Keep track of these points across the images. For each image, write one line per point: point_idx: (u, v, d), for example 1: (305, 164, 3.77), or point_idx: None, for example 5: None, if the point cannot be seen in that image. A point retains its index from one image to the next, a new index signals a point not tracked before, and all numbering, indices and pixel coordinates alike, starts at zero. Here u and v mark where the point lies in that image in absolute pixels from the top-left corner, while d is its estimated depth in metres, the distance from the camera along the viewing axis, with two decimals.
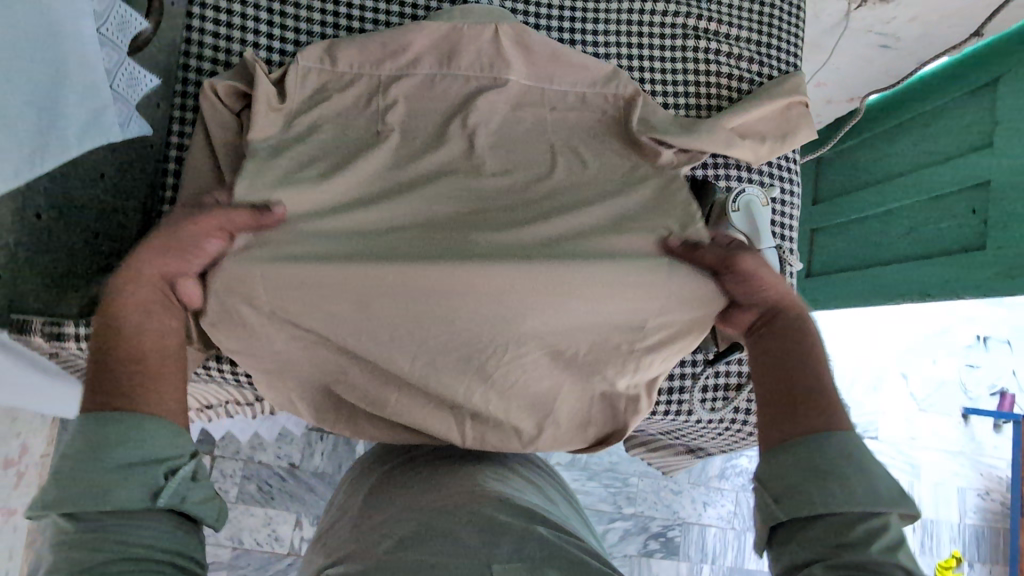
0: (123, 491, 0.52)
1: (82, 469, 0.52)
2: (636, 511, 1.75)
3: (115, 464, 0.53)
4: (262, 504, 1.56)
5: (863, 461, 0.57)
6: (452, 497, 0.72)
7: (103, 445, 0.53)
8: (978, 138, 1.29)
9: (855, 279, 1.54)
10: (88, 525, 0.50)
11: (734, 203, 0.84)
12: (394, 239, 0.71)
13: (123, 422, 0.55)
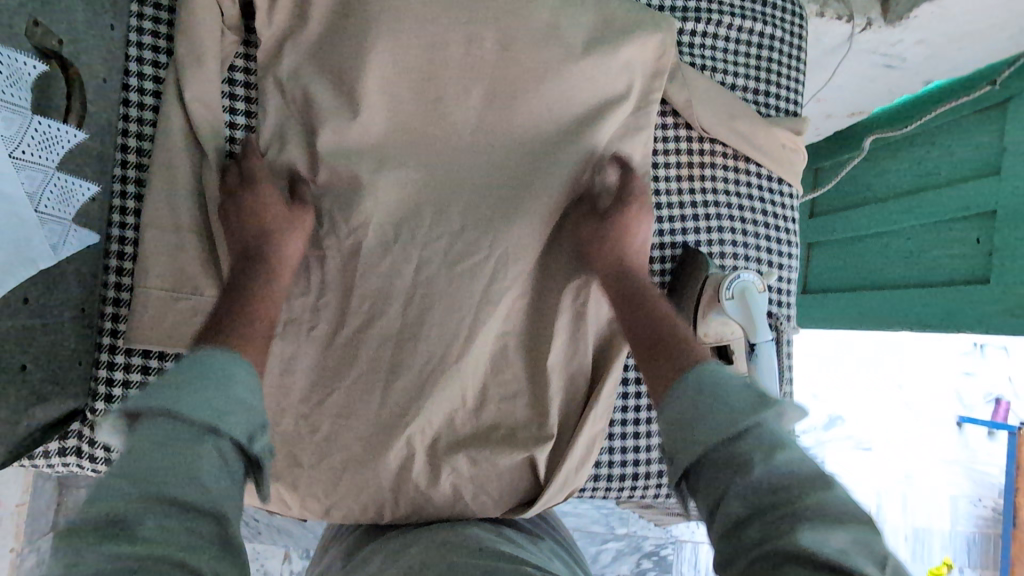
0: (195, 466, 0.49)
1: (142, 453, 0.48)
2: (629, 531, 1.73)
3: (183, 426, 0.50)
4: (249, 539, 1.54)
5: (717, 389, 0.58)
6: (436, 553, 0.64)
7: (207, 376, 0.54)
8: (984, 163, 1.23)
9: (852, 301, 1.49)
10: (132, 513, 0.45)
11: (728, 291, 0.73)
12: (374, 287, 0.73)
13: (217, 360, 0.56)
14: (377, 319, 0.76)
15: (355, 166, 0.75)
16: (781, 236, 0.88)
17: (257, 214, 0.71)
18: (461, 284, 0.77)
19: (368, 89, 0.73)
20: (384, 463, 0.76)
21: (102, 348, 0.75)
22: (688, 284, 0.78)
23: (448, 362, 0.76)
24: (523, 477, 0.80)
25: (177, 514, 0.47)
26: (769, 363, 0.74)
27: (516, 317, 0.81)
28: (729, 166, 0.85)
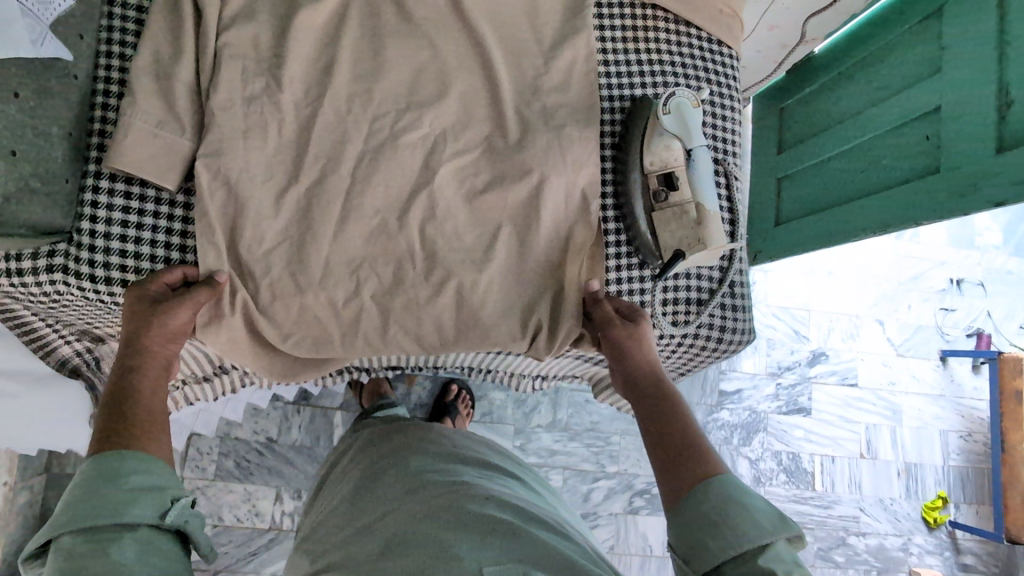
0: (130, 518, 0.54)
1: (88, 499, 0.54)
2: (620, 469, 1.75)
3: (121, 495, 0.55)
4: (240, 480, 1.55)
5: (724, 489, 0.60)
6: (437, 495, 0.79)
7: (112, 483, 0.56)
8: (929, 67, 1.30)
9: (820, 221, 1.53)
10: (76, 562, 0.52)
11: (664, 105, 0.76)
12: (333, 131, 0.75)
13: (127, 459, 0.58)
14: (337, 163, 0.74)
15: (311, 16, 0.75)
16: (724, 98, 0.90)
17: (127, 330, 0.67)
18: (418, 130, 0.77)
19: None
20: (348, 309, 0.75)
21: (87, 173, 0.70)
22: (636, 121, 0.82)
23: (408, 208, 0.76)
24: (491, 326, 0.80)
25: (120, 558, 0.53)
26: (706, 169, 0.79)
27: (483, 168, 0.79)
28: (672, 33, 0.89)
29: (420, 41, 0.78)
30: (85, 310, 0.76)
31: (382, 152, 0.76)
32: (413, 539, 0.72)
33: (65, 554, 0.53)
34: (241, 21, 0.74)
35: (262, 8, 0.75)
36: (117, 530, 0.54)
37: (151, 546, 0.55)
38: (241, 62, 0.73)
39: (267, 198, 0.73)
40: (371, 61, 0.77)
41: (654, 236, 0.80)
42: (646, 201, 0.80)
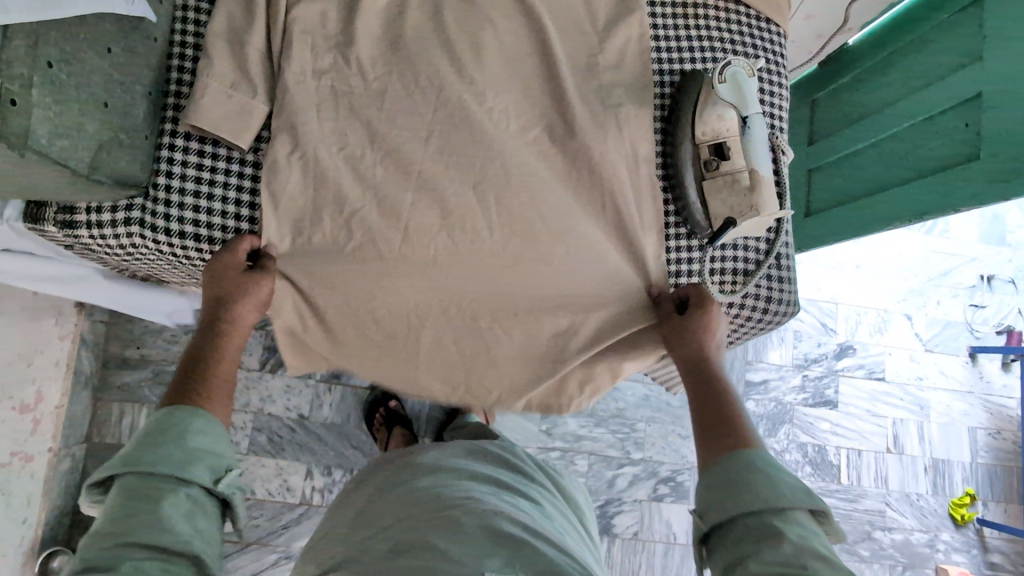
0: (187, 476, 0.59)
1: (157, 447, 0.60)
2: (644, 456, 1.76)
3: (185, 453, 0.60)
4: (273, 455, 1.58)
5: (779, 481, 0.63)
6: (445, 508, 0.78)
7: (176, 441, 0.61)
8: (969, 55, 1.30)
9: (854, 210, 1.53)
10: (137, 497, 0.56)
11: (719, 75, 0.77)
12: (396, 100, 0.77)
13: (195, 419, 0.64)
14: (398, 129, 0.77)
15: None
16: (772, 74, 0.92)
17: (216, 297, 0.74)
18: (476, 97, 0.78)
19: None
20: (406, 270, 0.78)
21: (164, 132, 0.73)
22: (688, 92, 0.83)
23: (465, 173, 0.79)
24: (541, 291, 0.82)
25: (170, 508, 0.57)
26: (760, 139, 0.80)
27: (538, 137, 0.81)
28: (722, 10, 0.91)
29: (480, 15, 0.80)
30: (152, 263, 0.79)
31: (443, 119, 0.78)
32: (420, 548, 0.72)
33: (126, 491, 0.57)
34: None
35: None
36: (172, 483, 0.58)
37: (197, 508, 0.59)
38: (309, 32, 0.76)
39: (333, 161, 0.75)
40: (431, 31, 0.79)
41: (704, 204, 0.82)
42: (696, 170, 0.82)
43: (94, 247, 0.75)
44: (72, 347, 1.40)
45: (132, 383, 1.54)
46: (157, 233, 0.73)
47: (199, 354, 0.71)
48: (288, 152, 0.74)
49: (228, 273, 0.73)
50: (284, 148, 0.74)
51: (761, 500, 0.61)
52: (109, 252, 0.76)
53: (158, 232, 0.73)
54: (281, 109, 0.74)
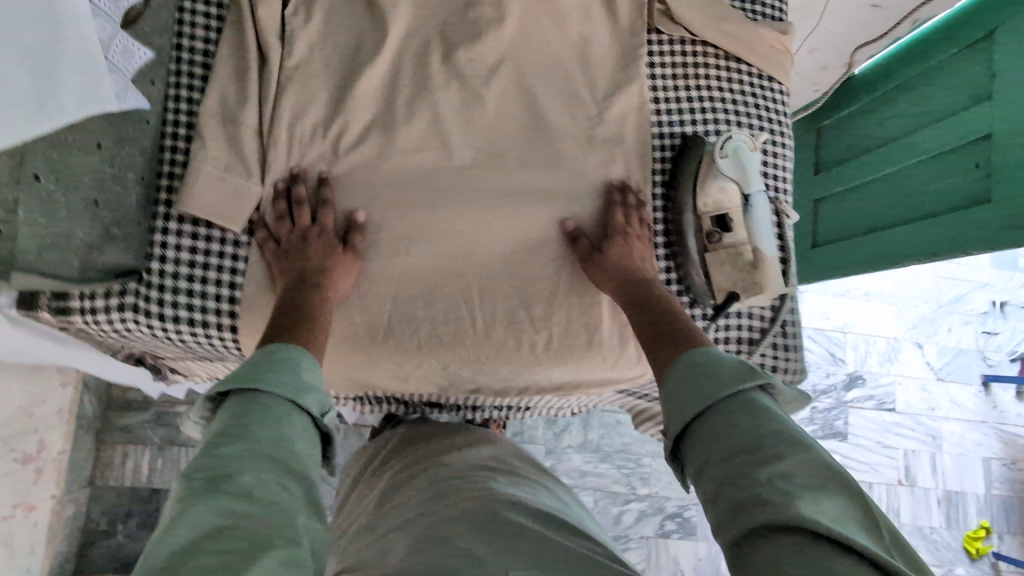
0: (301, 400, 0.57)
1: (273, 371, 0.58)
2: (650, 491, 1.74)
3: (298, 381, 0.58)
4: None
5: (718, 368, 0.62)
6: (465, 499, 0.74)
7: (289, 368, 0.59)
8: (978, 93, 1.27)
9: (861, 245, 1.51)
10: (249, 411, 0.54)
11: (722, 150, 0.77)
12: (392, 181, 0.78)
13: (296, 354, 0.61)
14: (393, 211, 0.77)
15: (369, 69, 0.78)
16: (775, 133, 0.90)
17: (300, 262, 0.71)
18: (467, 182, 0.80)
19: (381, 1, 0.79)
20: (402, 351, 0.77)
21: (156, 215, 0.72)
22: (690, 159, 0.81)
23: (461, 251, 0.78)
24: (539, 368, 0.80)
25: (290, 432, 0.54)
26: (764, 214, 0.79)
27: (530, 216, 0.81)
28: (723, 69, 0.89)
29: (470, 99, 0.81)
30: (146, 343, 0.78)
31: (435, 204, 0.78)
32: (455, 534, 0.67)
33: (236, 407, 0.54)
34: (301, 80, 0.77)
35: (321, 61, 0.78)
36: (283, 404, 0.56)
37: (303, 434, 0.56)
38: (301, 116, 0.76)
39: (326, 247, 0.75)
40: (422, 116, 0.80)
41: (706, 277, 0.80)
42: (698, 240, 0.80)
43: (88, 331, 0.75)
44: (74, 394, 1.39)
45: (133, 424, 1.50)
46: (151, 319, 0.71)
47: (294, 303, 0.68)
48: (282, 235, 0.74)
49: (325, 250, 0.72)
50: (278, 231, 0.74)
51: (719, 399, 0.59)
52: (103, 334, 0.75)
53: (152, 318, 0.71)
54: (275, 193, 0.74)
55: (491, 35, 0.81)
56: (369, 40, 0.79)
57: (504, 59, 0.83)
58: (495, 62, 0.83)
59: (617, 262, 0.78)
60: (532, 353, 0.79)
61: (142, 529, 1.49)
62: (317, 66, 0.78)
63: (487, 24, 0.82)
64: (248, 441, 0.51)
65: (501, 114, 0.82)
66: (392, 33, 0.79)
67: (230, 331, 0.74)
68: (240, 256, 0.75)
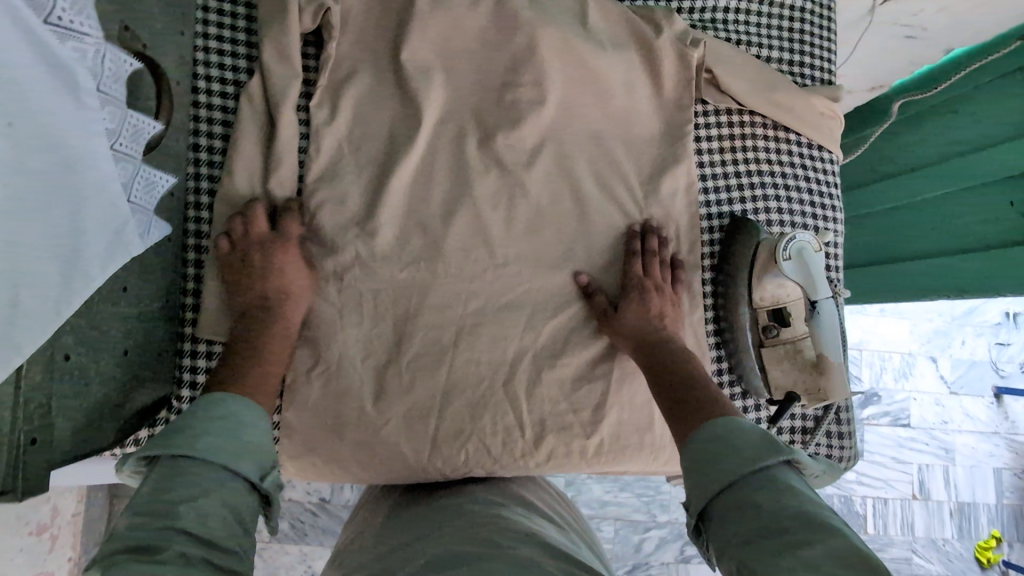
0: (235, 463, 0.51)
1: (204, 429, 0.52)
2: (670, 518, 1.74)
3: (235, 443, 0.52)
4: (295, 542, 1.50)
5: (743, 435, 0.56)
6: (470, 522, 0.60)
7: (224, 421, 0.53)
8: (1015, 127, 1.23)
9: (882, 273, 1.46)
10: (173, 482, 0.48)
11: (785, 251, 0.73)
12: (432, 282, 0.73)
13: (231, 404, 0.55)
14: (436, 316, 0.73)
15: (404, 162, 0.73)
16: (824, 205, 0.86)
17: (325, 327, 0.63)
18: (510, 279, 0.75)
19: (413, 87, 0.73)
20: (450, 464, 0.73)
21: (184, 337, 0.67)
22: (742, 246, 0.78)
23: (507, 354, 0.75)
24: (590, 470, 0.77)
25: (211, 503, 0.47)
26: (834, 321, 0.73)
27: (578, 312, 0.77)
28: (770, 140, 0.85)
29: (510, 187, 0.76)
30: None
31: (479, 306, 0.74)
32: (462, 559, 0.53)
33: (163, 473, 0.48)
34: (332, 180, 0.71)
35: (352, 156, 0.72)
36: (212, 469, 0.49)
37: (235, 502, 0.49)
38: (333, 219, 0.71)
39: (365, 359, 0.71)
40: (460, 210, 0.75)
41: (762, 372, 0.77)
42: (753, 334, 0.77)
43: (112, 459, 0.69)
44: None
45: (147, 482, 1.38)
46: None
47: None
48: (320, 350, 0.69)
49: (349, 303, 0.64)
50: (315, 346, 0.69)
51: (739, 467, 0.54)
52: None
53: None
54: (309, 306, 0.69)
55: (531, 119, 0.76)
56: (402, 130, 0.74)
57: (544, 141, 0.77)
58: (535, 145, 0.77)
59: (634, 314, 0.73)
60: (584, 456, 0.76)
61: None
62: (347, 161, 0.72)
63: (526, 106, 0.76)
64: (166, 521, 0.45)
65: (544, 201, 0.77)
66: (426, 122, 0.74)
67: None
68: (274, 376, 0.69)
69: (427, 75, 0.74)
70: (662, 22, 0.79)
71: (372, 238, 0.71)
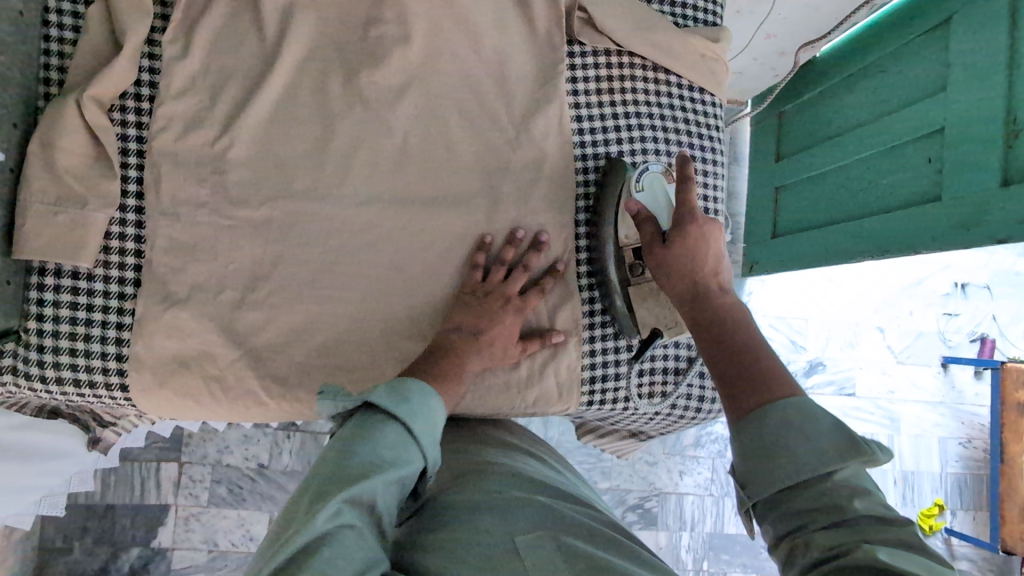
0: (410, 443, 0.54)
1: (401, 399, 0.56)
2: (612, 485, 1.59)
3: (415, 423, 0.55)
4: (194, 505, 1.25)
5: (819, 411, 0.49)
6: (472, 470, 0.65)
7: (433, 420, 0.57)
8: (934, 82, 1.18)
9: (817, 239, 1.45)
10: (372, 434, 0.52)
11: (637, 183, 0.77)
12: (292, 218, 0.74)
13: (419, 392, 0.58)
14: (294, 250, 0.74)
15: (262, 99, 0.74)
16: (705, 148, 0.87)
17: (469, 319, 0.73)
18: (372, 218, 0.76)
19: (272, 26, 0.74)
20: (308, 399, 0.73)
21: (32, 269, 0.67)
22: (611, 187, 0.78)
23: (368, 291, 0.75)
24: (456, 407, 0.78)
25: (388, 461, 0.51)
26: None
27: (443, 251, 0.78)
28: (651, 83, 0.85)
29: (374, 124, 0.76)
30: (34, 399, 0.73)
31: (339, 244, 0.75)
32: (462, 506, 0.58)
33: (362, 427, 0.53)
34: (190, 119, 0.73)
35: (211, 93, 0.73)
36: (394, 436, 0.53)
37: (401, 479, 0.52)
38: (190, 154, 0.72)
39: (220, 292, 0.72)
40: (321, 148, 0.75)
41: (631, 311, 0.79)
42: (621, 273, 0.78)
43: None
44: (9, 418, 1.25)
45: None
46: (30, 381, 0.67)
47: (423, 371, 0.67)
48: (174, 281, 0.70)
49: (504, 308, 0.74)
50: (170, 277, 0.70)
51: (807, 468, 0.47)
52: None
53: (31, 379, 0.67)
54: (165, 237, 0.71)
55: (394, 56, 0.76)
56: (261, 66, 0.74)
57: (410, 79, 0.77)
58: (402, 83, 0.77)
59: (675, 260, 0.69)
60: None
61: (101, 546, 1.21)
62: (206, 97, 0.73)
63: (388, 43, 0.76)
64: (350, 468, 0.49)
65: (410, 140, 0.77)
66: (284, 58, 0.74)
67: (120, 389, 0.70)
68: (126, 309, 0.70)
69: (287, 12, 0.75)
70: None
71: (229, 173, 0.73)
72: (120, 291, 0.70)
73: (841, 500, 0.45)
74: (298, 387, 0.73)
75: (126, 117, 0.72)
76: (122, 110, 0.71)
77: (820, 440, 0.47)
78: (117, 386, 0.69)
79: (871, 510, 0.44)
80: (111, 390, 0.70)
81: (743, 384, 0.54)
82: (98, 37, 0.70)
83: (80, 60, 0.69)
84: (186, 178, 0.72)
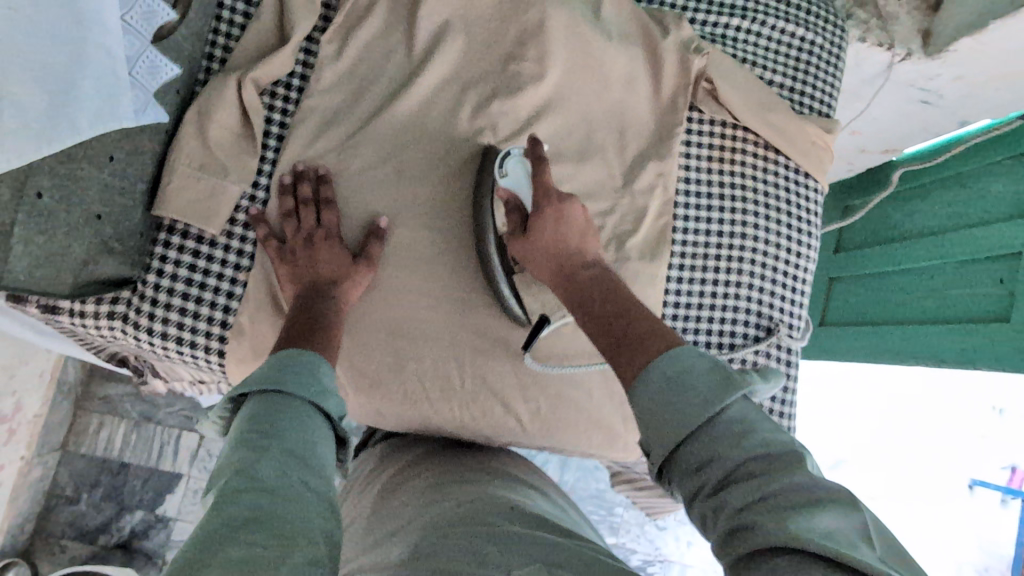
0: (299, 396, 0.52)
1: (268, 367, 0.54)
2: (617, 542, 1.56)
3: (311, 385, 0.53)
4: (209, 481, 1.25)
5: (692, 358, 0.50)
6: (461, 502, 0.64)
7: (309, 372, 0.54)
8: (1015, 204, 1.19)
9: (870, 337, 1.44)
10: (266, 409, 0.50)
11: (499, 172, 0.76)
12: (405, 225, 0.77)
13: (292, 356, 0.56)
14: (401, 253, 0.77)
15: (399, 107, 0.78)
16: (799, 227, 0.89)
17: (316, 269, 0.70)
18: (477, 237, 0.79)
19: (422, 44, 0.79)
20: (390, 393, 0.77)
21: (162, 227, 0.71)
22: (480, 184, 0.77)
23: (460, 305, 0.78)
24: (521, 431, 0.80)
25: (290, 429, 0.48)
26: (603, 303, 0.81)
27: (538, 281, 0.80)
28: (759, 159, 0.88)
29: (496, 151, 0.80)
30: (122, 347, 0.76)
31: (447, 258, 0.78)
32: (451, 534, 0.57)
33: (252, 410, 0.50)
34: (334, 115, 0.78)
35: (356, 95, 0.78)
36: (273, 398, 0.51)
37: (305, 428, 0.50)
38: (325, 147, 0.77)
39: None
40: (443, 163, 0.79)
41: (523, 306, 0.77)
42: (505, 264, 0.77)
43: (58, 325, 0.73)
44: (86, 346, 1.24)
45: (116, 396, 1.23)
46: (137, 332, 0.70)
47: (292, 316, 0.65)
48: None
49: (340, 255, 0.72)
50: None
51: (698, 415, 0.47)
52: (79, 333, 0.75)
53: (138, 331, 0.70)
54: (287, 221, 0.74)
55: (526, 89, 0.80)
56: (405, 78, 0.79)
57: (537, 113, 0.81)
58: (529, 115, 0.81)
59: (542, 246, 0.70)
60: (518, 417, 0.79)
61: (108, 502, 1.21)
62: (350, 98, 0.78)
63: (523, 77, 0.80)
64: (263, 443, 0.46)
65: None
66: (427, 73, 0.79)
67: (217, 354, 0.72)
68: (239, 280, 0.73)
69: (439, 34, 0.79)
70: (670, 26, 0.84)
71: (358, 171, 0.77)
72: (234, 261, 0.73)
73: (729, 454, 0.45)
74: (382, 378, 0.76)
75: (275, 102, 0.76)
76: (272, 96, 0.76)
77: (696, 389, 0.47)
78: (213, 351, 0.72)
79: (763, 447, 0.45)
80: (208, 355, 0.72)
81: (629, 351, 0.54)
82: (267, 25, 0.75)
83: (247, 43, 0.74)
84: (317, 169, 0.76)
